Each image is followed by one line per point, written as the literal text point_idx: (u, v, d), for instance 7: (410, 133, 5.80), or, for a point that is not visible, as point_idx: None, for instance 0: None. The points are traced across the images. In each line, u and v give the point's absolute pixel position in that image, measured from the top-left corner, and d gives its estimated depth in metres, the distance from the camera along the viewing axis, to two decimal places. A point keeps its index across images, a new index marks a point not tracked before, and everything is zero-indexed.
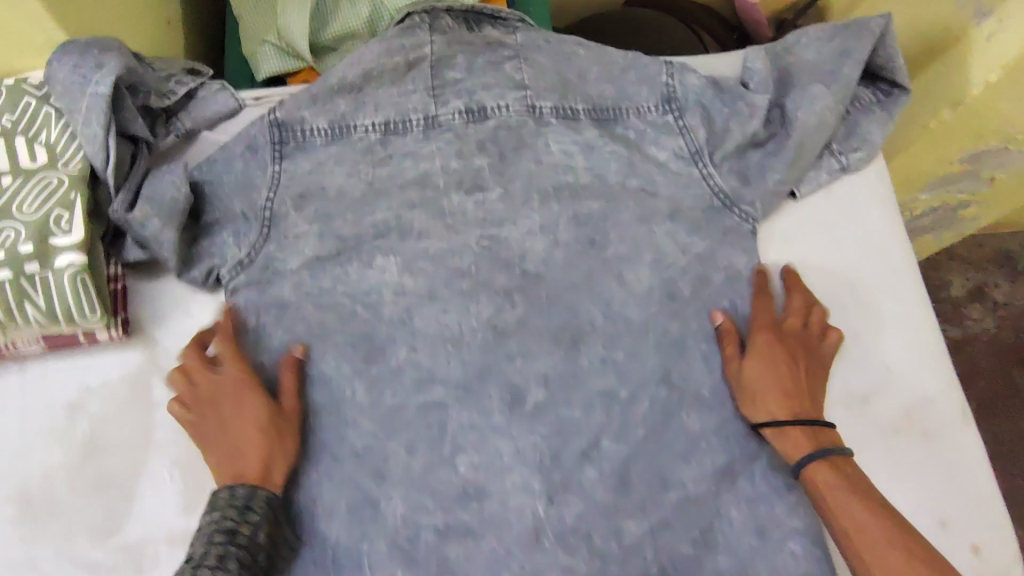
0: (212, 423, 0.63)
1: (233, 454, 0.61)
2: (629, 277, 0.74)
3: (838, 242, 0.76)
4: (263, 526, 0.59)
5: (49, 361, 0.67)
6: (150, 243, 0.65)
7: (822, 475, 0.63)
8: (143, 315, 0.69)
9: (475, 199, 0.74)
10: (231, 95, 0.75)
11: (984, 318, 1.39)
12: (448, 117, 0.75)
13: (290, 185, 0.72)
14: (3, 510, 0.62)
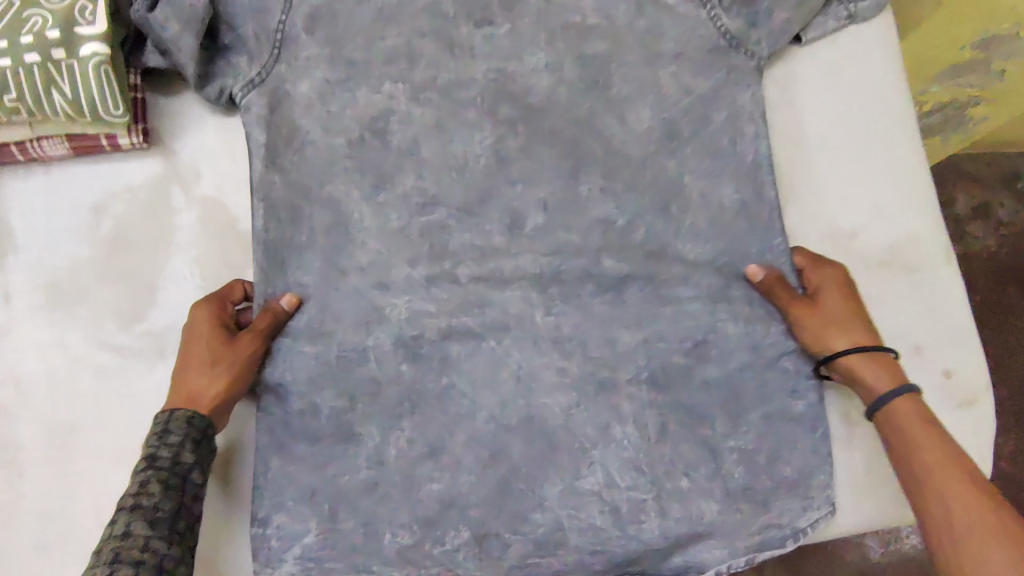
0: (190, 344, 0.64)
1: (192, 379, 0.62)
2: (630, 116, 0.75)
3: (837, 89, 0.78)
4: (189, 442, 0.59)
5: (75, 165, 0.70)
6: (171, 48, 0.67)
7: (904, 407, 0.63)
8: (162, 127, 0.71)
9: (482, 32, 0.75)
10: None
11: (986, 236, 1.30)
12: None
13: (301, 6, 0.71)
14: (33, 297, 0.67)
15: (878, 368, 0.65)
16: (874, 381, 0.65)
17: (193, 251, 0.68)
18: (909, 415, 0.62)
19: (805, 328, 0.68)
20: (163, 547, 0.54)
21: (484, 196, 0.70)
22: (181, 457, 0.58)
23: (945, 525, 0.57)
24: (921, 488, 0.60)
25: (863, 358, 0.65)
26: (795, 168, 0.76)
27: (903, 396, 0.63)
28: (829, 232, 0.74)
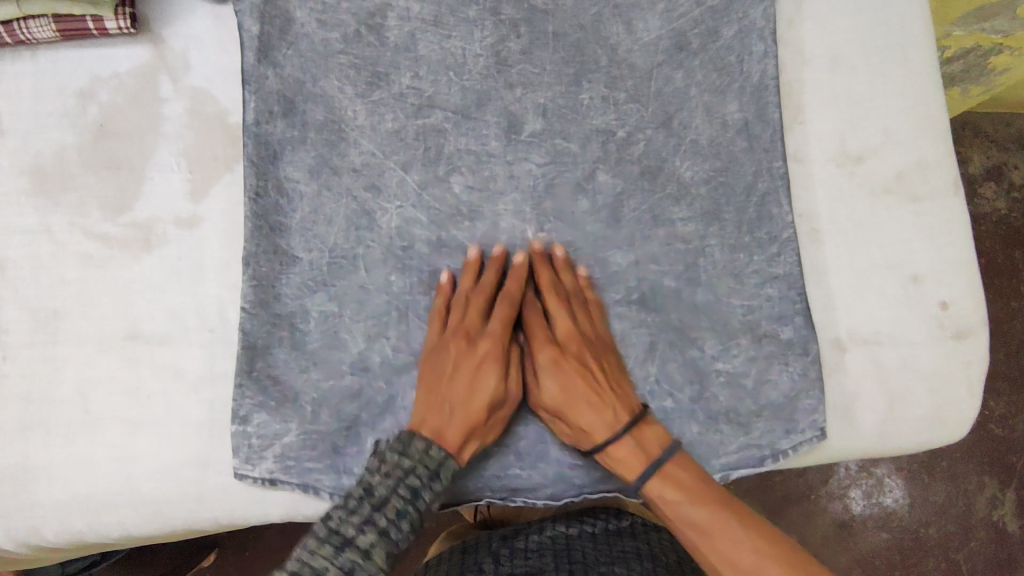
0: (461, 350, 0.63)
1: (457, 403, 0.61)
2: (638, 24, 0.71)
3: (856, 5, 0.74)
4: (409, 477, 0.57)
5: (62, 50, 0.68)
6: None
7: (660, 489, 0.59)
8: (151, 12, 0.69)
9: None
10: None
11: (996, 198, 1.26)
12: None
13: None
14: (16, 181, 0.65)
15: (653, 440, 0.61)
16: (627, 463, 0.60)
17: (181, 142, 0.66)
18: (670, 498, 0.58)
19: (594, 416, 0.61)
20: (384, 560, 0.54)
21: (482, 99, 0.68)
22: (431, 481, 0.58)
23: (731, 548, 0.56)
24: (701, 549, 0.58)
25: (619, 430, 0.60)
26: (808, 86, 0.72)
27: (663, 479, 0.59)
28: (836, 155, 0.71)
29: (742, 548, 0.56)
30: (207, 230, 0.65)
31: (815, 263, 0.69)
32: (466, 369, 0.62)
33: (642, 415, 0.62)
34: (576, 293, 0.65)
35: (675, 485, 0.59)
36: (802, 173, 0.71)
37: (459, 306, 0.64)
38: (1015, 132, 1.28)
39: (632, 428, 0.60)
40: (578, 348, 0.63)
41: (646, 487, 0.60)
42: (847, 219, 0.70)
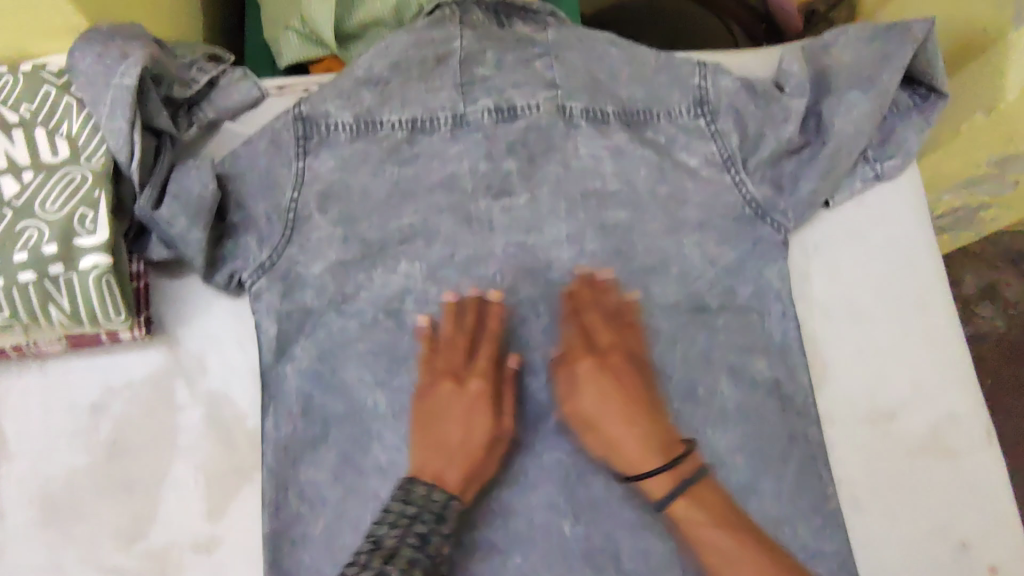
0: (434, 397, 0.65)
1: (439, 448, 0.63)
2: (655, 291, 0.72)
3: (868, 254, 0.75)
4: (438, 518, 0.57)
5: (72, 360, 0.66)
6: (176, 242, 0.64)
7: (686, 512, 0.60)
8: (166, 312, 0.68)
9: (502, 198, 0.72)
10: (254, 83, 0.72)
11: (994, 317, 1.25)
12: (475, 115, 0.73)
13: (314, 183, 0.70)
14: (26, 512, 0.63)
15: (661, 476, 0.60)
16: (638, 463, 0.61)
17: (200, 453, 0.65)
18: (687, 519, 0.60)
19: (593, 438, 0.64)
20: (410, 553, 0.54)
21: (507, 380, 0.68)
22: (428, 508, 0.58)
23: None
24: None
25: (660, 471, 0.60)
26: (830, 343, 0.72)
27: (683, 496, 0.60)
28: (868, 414, 0.70)
29: (728, 555, 0.58)
30: (226, 552, 0.63)
31: (858, 536, 0.67)
32: (452, 411, 0.64)
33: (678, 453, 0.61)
34: (597, 309, 0.68)
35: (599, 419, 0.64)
36: (834, 438, 0.69)
37: (443, 357, 0.66)
38: (1004, 250, 1.29)
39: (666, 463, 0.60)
40: (605, 364, 0.65)
41: (669, 506, 0.61)
42: (886, 483, 0.68)
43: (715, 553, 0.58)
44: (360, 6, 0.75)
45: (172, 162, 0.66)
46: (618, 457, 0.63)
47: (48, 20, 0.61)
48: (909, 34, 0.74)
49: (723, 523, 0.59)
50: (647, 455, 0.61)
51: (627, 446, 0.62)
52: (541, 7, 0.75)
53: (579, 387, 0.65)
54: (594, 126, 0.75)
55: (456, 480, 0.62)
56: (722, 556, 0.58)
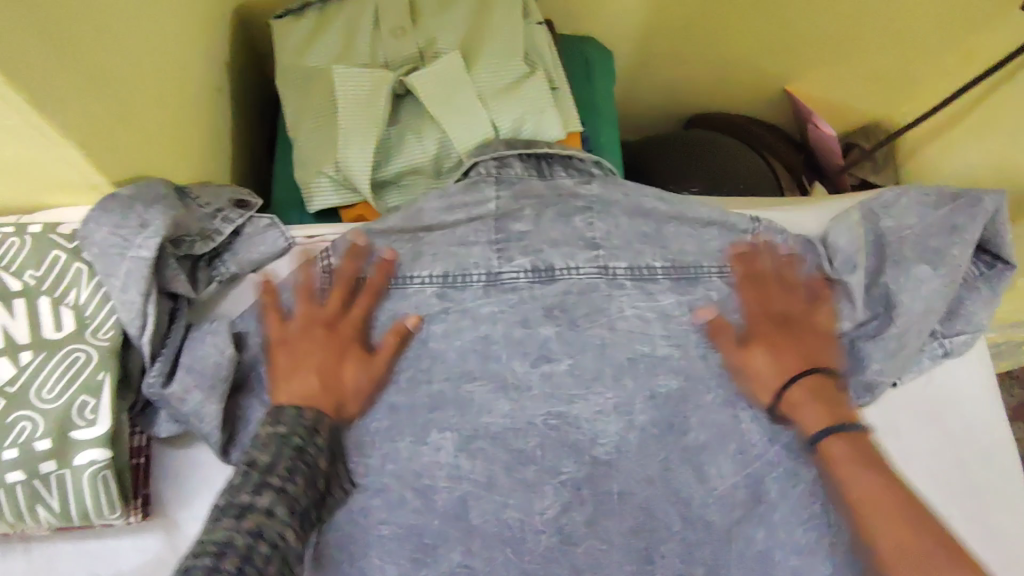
0: (296, 336, 0.61)
1: (307, 374, 0.59)
2: (709, 471, 0.65)
3: (936, 440, 0.70)
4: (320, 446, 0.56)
5: (59, 542, 0.59)
6: (188, 419, 0.57)
7: (839, 448, 0.61)
8: (168, 492, 0.60)
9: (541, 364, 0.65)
10: (281, 232, 0.67)
11: None
12: (512, 275, 0.66)
13: None
14: None
15: None
16: None
17: None
18: (842, 455, 0.61)
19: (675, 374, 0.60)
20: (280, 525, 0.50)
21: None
22: (314, 438, 0.56)
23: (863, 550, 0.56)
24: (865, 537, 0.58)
25: None
26: None
27: (840, 436, 0.62)
28: None
29: (875, 497, 0.58)
30: None
31: None
32: (307, 348, 0.61)
33: None
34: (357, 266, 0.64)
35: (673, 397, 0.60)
36: None
37: (300, 294, 0.63)
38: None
39: None
40: None
41: None
42: None
43: (877, 497, 0.58)
44: (399, 153, 0.73)
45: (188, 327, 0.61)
46: (799, 420, 0.64)
47: (63, 175, 0.57)
48: (980, 206, 0.70)
49: (865, 460, 0.60)
50: (798, 391, 0.64)
51: None
52: (584, 158, 0.72)
53: (341, 359, 0.61)
54: (642, 285, 0.68)
55: (328, 401, 0.59)
56: (891, 511, 0.57)
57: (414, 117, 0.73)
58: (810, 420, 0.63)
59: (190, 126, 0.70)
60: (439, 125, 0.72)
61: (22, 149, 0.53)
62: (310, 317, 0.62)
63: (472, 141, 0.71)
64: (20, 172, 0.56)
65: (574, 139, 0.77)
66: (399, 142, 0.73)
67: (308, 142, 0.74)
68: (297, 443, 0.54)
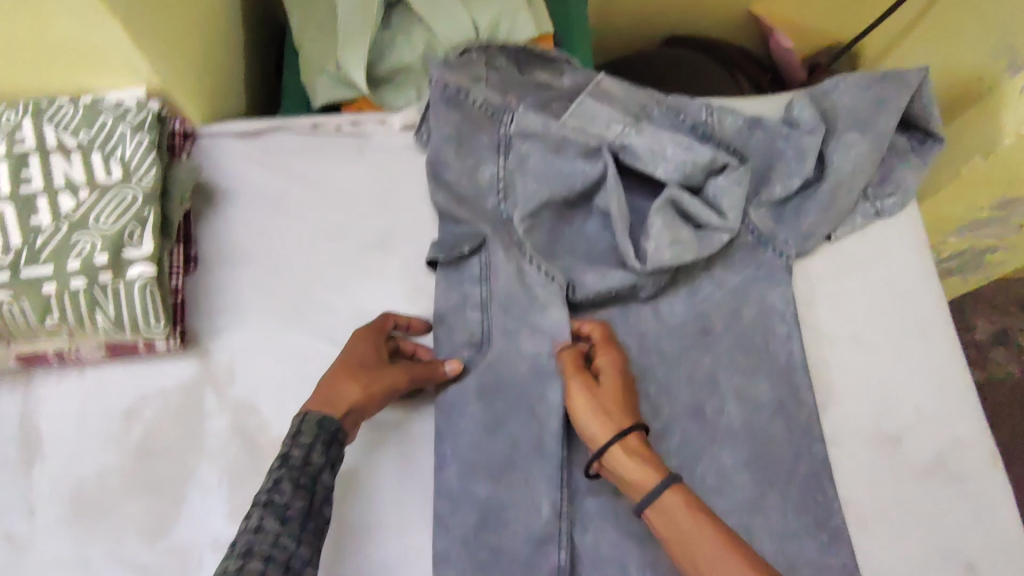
0: (352, 346, 0.66)
1: (331, 373, 0.63)
2: (664, 309, 0.75)
3: (871, 285, 0.78)
4: (299, 472, 0.56)
5: (108, 368, 0.70)
6: (258, 270, 0.75)
7: (646, 488, 0.57)
8: (199, 327, 0.72)
9: (508, 213, 0.75)
10: (315, 122, 0.81)
11: None
12: (479, 142, 0.76)
13: (357, 208, 0.78)
14: (57, 509, 0.65)
15: (628, 457, 0.59)
16: (628, 473, 0.59)
17: (223, 459, 0.68)
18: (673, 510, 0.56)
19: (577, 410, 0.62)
20: (291, 543, 0.53)
21: (501, 395, 0.68)
22: (305, 473, 0.57)
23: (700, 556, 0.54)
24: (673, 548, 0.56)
25: (619, 448, 0.59)
26: (836, 368, 0.74)
27: (668, 487, 0.57)
28: (874, 436, 0.72)
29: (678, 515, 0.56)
30: None
31: (867, 554, 0.68)
32: (338, 365, 0.64)
33: (639, 433, 0.60)
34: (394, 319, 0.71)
35: (575, 406, 0.63)
36: (841, 457, 0.71)
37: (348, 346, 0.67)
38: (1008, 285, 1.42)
39: (631, 434, 0.60)
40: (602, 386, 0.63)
41: (612, 465, 0.60)
42: (893, 505, 0.70)
43: (683, 538, 0.55)
44: (391, 52, 0.83)
45: (260, 193, 0.78)
46: (624, 480, 0.59)
47: (110, 58, 0.68)
48: (905, 81, 0.80)
49: (699, 509, 0.56)
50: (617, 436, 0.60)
51: (618, 419, 0.61)
52: (558, 56, 0.82)
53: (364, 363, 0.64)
54: (627, 144, 0.76)
55: (341, 403, 0.61)
56: (701, 547, 0.54)
57: (405, 21, 0.84)
58: (623, 476, 0.59)
59: (215, 35, 0.81)
60: (427, 25, 0.83)
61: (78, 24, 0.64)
62: (366, 339, 0.67)
63: (457, 38, 0.82)
64: (73, 54, 0.67)
65: (548, 41, 0.87)
66: (391, 43, 0.83)
67: (314, 44, 0.84)
68: (294, 467, 0.56)
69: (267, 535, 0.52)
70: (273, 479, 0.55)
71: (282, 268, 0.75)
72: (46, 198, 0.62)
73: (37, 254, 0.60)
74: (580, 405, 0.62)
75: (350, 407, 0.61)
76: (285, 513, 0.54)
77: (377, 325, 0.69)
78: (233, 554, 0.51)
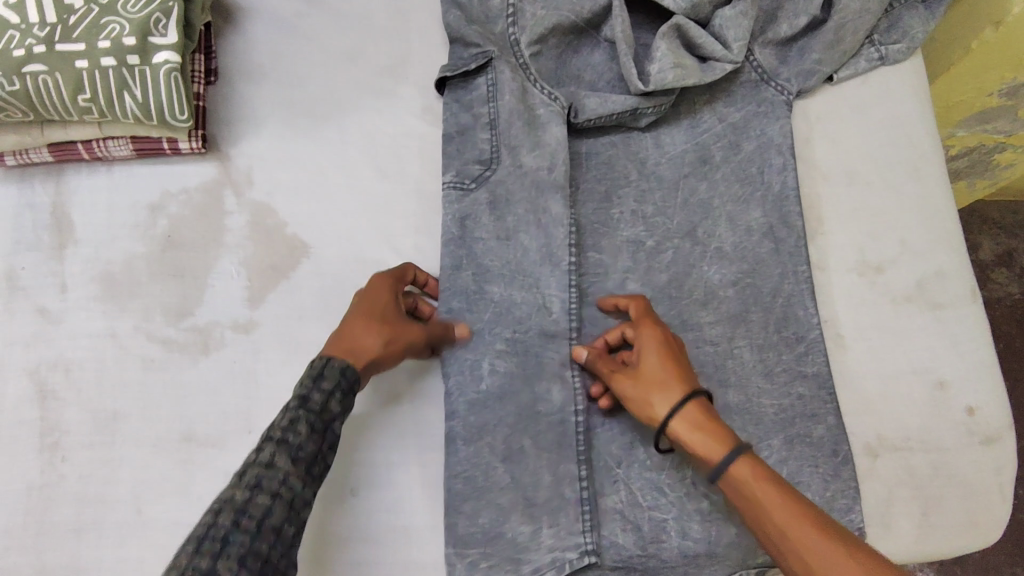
0: (377, 290, 0.65)
1: (355, 320, 0.63)
2: (665, 139, 0.78)
3: (866, 128, 0.80)
4: (316, 418, 0.56)
5: (136, 166, 0.74)
6: (276, 86, 0.78)
7: (717, 458, 0.56)
8: (220, 135, 0.75)
9: (516, 36, 0.76)
10: None
11: (1010, 279, 1.45)
12: None
13: (370, 34, 0.80)
14: (88, 287, 0.69)
15: (698, 429, 0.58)
16: (696, 445, 0.58)
17: (243, 253, 0.71)
18: (746, 483, 0.55)
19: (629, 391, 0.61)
20: (297, 484, 0.54)
21: (504, 204, 0.73)
22: (320, 419, 0.57)
23: (780, 525, 0.53)
24: (749, 512, 0.55)
25: (685, 418, 0.58)
26: (826, 201, 0.77)
27: (742, 460, 0.56)
28: (858, 264, 0.75)
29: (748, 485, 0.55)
30: (263, 333, 0.68)
31: (843, 370, 0.71)
32: (364, 309, 0.64)
33: (709, 408, 0.59)
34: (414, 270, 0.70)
35: (644, 368, 0.61)
36: (826, 281, 0.74)
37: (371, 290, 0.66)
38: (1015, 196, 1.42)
39: (705, 409, 0.59)
40: (672, 351, 0.62)
41: (677, 433, 0.59)
42: (872, 326, 0.72)
43: (759, 504, 0.54)
44: None
45: (278, 13, 0.80)
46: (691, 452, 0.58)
47: None
48: None
49: (768, 478, 0.55)
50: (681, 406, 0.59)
51: (690, 392, 0.59)
52: None
53: (388, 314, 0.64)
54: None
55: (362, 355, 0.61)
56: (781, 518, 0.53)
57: None
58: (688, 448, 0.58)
59: None
60: None
61: None
62: (389, 290, 0.66)
63: None
64: None
65: None
66: None
67: None
68: (312, 412, 0.57)
69: (279, 471, 0.53)
70: (286, 422, 0.56)
71: (295, 86, 0.78)
72: None
73: (70, 31, 0.63)
74: (647, 370, 0.61)
75: (371, 360, 0.62)
76: (297, 450, 0.55)
77: (399, 272, 0.68)
78: (241, 483, 0.52)
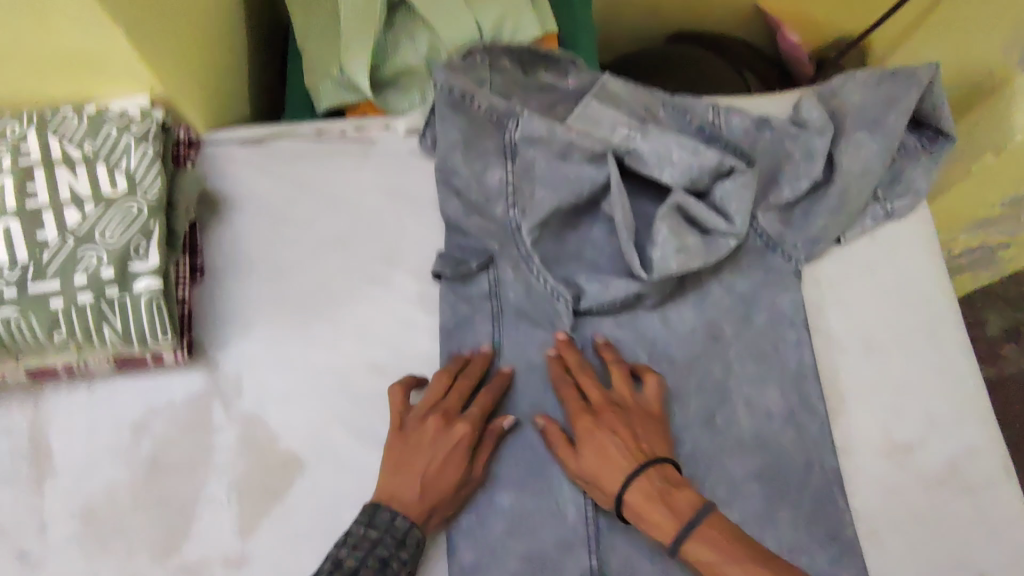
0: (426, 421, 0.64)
1: (420, 462, 0.62)
2: (672, 316, 0.74)
3: (880, 291, 0.77)
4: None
5: (119, 380, 0.70)
6: (262, 281, 0.74)
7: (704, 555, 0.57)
8: (206, 339, 0.72)
9: (517, 221, 0.73)
10: (316, 127, 0.81)
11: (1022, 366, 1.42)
12: (484, 146, 0.75)
13: (361, 216, 0.77)
14: (67, 526, 0.65)
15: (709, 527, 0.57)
16: (704, 547, 0.57)
17: (233, 473, 0.67)
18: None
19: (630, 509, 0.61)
20: None
21: (512, 403, 0.69)
22: None
23: None
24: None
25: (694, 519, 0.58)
26: (845, 375, 0.74)
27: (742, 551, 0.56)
28: (884, 445, 0.71)
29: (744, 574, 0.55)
30: (256, 568, 0.63)
31: (878, 567, 0.66)
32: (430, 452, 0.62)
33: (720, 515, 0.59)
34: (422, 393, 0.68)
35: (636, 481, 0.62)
36: (851, 465, 0.70)
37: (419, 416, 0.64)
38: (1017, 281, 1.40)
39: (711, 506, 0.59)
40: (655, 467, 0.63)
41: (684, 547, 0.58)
42: (905, 516, 0.68)
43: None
44: (394, 55, 0.82)
45: (265, 201, 0.77)
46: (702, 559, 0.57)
47: (112, 68, 0.67)
48: (914, 79, 0.78)
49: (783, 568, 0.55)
50: (683, 537, 0.57)
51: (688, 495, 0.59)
52: (562, 55, 0.80)
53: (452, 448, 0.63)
54: (634, 149, 0.74)
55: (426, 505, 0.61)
56: None
57: (409, 21, 0.82)
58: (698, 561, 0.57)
59: (216, 42, 0.81)
60: (429, 26, 0.81)
61: (81, 34, 0.63)
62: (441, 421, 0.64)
63: (462, 40, 0.81)
64: (78, 63, 0.66)
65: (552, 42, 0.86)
66: (395, 45, 0.82)
67: (315, 47, 0.83)
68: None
69: None
70: None
71: (286, 278, 0.74)
72: (51, 212, 0.62)
73: (44, 269, 0.60)
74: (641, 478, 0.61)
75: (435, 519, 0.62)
76: None
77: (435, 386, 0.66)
78: None
